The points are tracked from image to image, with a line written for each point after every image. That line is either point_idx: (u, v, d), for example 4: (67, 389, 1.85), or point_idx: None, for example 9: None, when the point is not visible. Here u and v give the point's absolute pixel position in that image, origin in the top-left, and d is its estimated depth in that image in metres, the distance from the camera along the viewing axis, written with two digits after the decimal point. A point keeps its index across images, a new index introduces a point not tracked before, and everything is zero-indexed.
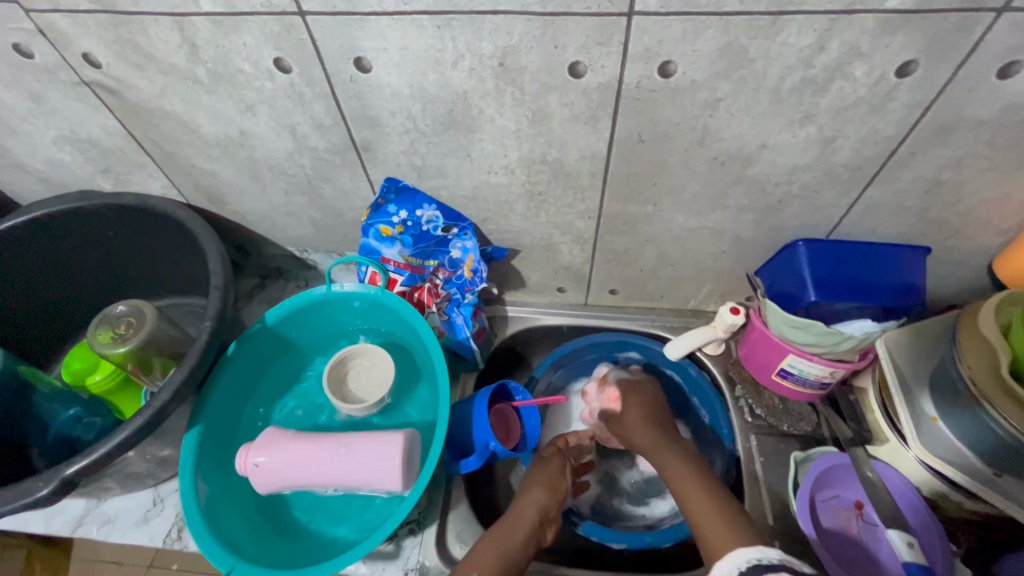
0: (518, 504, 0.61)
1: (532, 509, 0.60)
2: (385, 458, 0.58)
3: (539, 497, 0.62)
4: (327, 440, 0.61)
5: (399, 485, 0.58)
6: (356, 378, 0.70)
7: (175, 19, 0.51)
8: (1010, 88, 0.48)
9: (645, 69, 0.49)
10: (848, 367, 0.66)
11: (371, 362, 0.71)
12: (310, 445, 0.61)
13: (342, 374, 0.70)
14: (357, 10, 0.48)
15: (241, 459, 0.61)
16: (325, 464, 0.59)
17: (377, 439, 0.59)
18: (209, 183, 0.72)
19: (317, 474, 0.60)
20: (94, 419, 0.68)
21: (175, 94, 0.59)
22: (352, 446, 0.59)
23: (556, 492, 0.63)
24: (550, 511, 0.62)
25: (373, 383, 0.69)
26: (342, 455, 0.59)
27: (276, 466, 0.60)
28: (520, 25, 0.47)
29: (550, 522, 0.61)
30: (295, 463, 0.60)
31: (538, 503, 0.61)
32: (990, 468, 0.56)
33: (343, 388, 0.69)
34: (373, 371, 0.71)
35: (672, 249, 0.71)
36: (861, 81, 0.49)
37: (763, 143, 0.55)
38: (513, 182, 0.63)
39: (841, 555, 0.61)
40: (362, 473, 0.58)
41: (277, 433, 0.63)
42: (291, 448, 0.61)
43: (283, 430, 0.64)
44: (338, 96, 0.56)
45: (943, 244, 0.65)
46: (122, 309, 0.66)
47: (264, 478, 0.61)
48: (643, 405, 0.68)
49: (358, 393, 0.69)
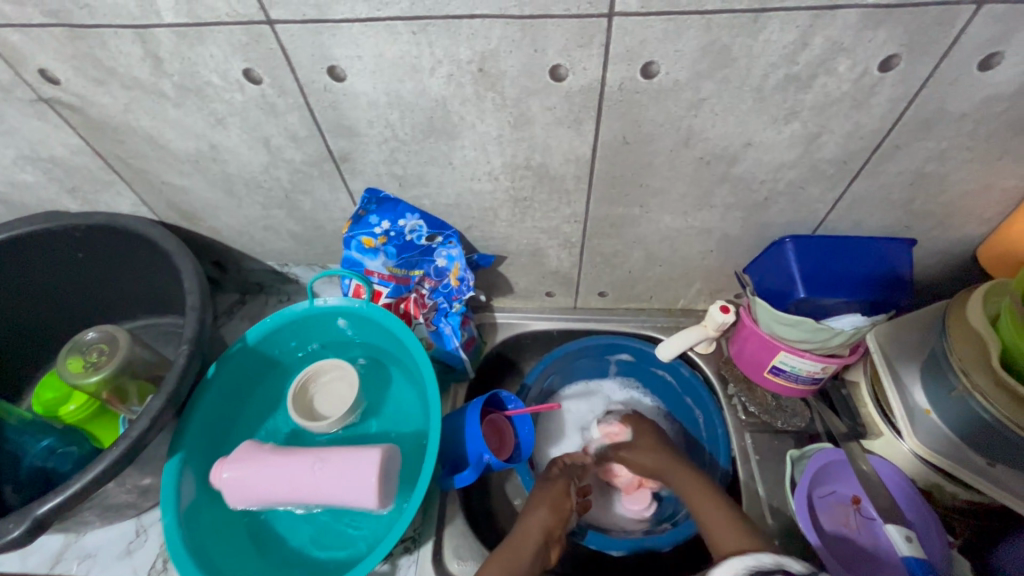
0: (521, 523, 0.62)
1: (535, 529, 0.60)
2: (360, 474, 0.56)
3: (542, 516, 0.61)
4: (305, 454, 0.59)
5: (374, 503, 0.56)
6: (321, 398, 0.68)
7: (136, 31, 0.48)
8: (991, 80, 0.48)
9: (628, 70, 0.48)
10: (840, 362, 0.66)
11: (330, 379, 0.69)
12: (285, 460, 0.59)
13: (306, 398, 0.67)
14: (327, 18, 0.46)
15: (215, 476, 0.60)
16: (300, 480, 0.57)
17: (354, 454, 0.57)
18: (181, 200, 0.69)
19: (291, 490, 0.58)
20: (70, 448, 0.65)
21: (140, 109, 0.56)
22: (328, 461, 0.57)
23: (561, 513, 0.62)
24: (554, 531, 0.61)
25: (343, 392, 0.68)
26: (317, 471, 0.57)
27: (254, 482, 0.58)
28: (499, 28, 0.46)
29: (555, 541, 0.61)
30: (271, 480, 0.58)
31: (541, 524, 0.61)
32: (983, 458, 0.56)
33: (317, 415, 0.66)
34: (336, 386, 0.69)
35: (659, 250, 0.71)
36: (845, 76, 0.48)
37: (748, 141, 0.55)
38: (496, 188, 0.62)
39: (840, 552, 0.61)
40: (336, 490, 0.56)
41: (254, 447, 0.61)
42: (268, 464, 0.59)
43: (260, 444, 0.62)
44: (312, 107, 0.54)
45: (927, 236, 0.65)
46: (93, 336, 0.63)
47: (242, 494, 0.59)
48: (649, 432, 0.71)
49: (333, 409, 0.67)
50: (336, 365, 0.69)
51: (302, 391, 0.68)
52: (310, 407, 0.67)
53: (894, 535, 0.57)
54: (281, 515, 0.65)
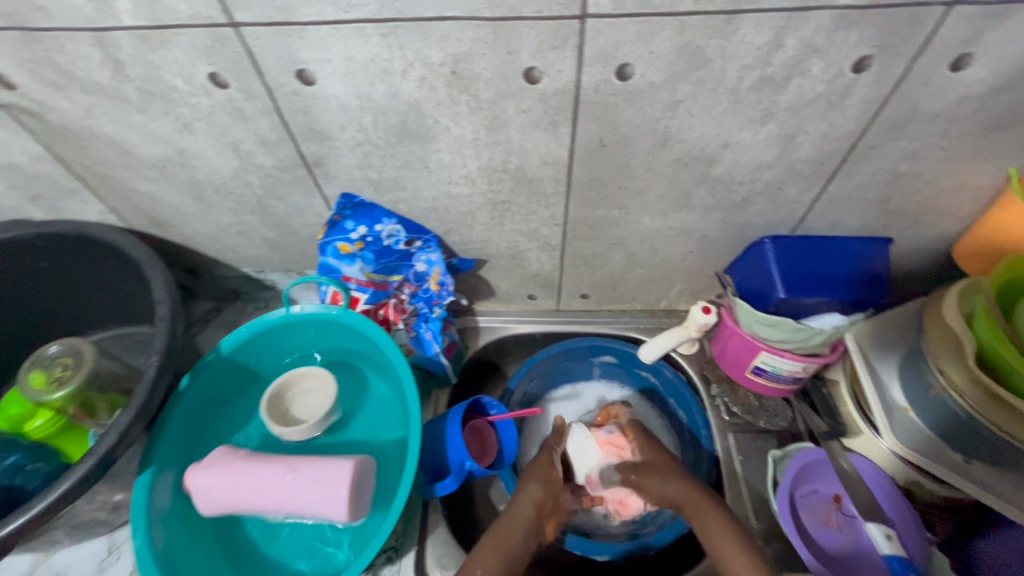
0: (514, 501, 0.60)
1: (528, 505, 0.59)
2: (333, 486, 0.55)
3: (535, 493, 0.60)
4: (277, 463, 0.58)
5: (345, 516, 0.55)
6: (293, 407, 0.67)
7: (94, 34, 0.47)
8: (962, 81, 0.48)
9: (602, 72, 0.48)
10: (820, 361, 0.66)
11: (302, 389, 0.68)
12: (256, 468, 0.57)
13: (280, 409, 0.66)
14: (294, 20, 0.45)
15: (187, 479, 0.58)
16: (271, 491, 0.56)
17: (327, 464, 0.56)
18: (150, 206, 0.67)
19: (262, 499, 0.57)
20: (38, 465, 0.61)
21: (102, 114, 0.54)
22: (301, 471, 0.56)
23: (552, 487, 0.62)
24: (547, 504, 0.60)
25: (318, 396, 0.67)
26: (289, 482, 0.56)
27: (227, 488, 0.57)
28: (470, 31, 0.45)
29: (548, 515, 0.60)
30: (242, 489, 0.57)
31: (534, 499, 0.60)
32: (958, 453, 0.57)
33: (296, 421, 0.65)
34: (308, 392, 0.68)
35: (640, 251, 0.70)
36: (819, 77, 0.48)
37: (724, 143, 0.54)
38: (474, 192, 0.61)
39: (819, 551, 0.61)
40: (306, 501, 0.55)
41: (228, 454, 0.60)
42: (241, 469, 0.58)
43: (234, 450, 0.61)
44: (282, 111, 0.53)
45: (903, 234, 0.65)
46: (55, 350, 0.62)
47: (212, 500, 0.58)
48: (661, 453, 0.63)
49: (310, 416, 0.65)
50: (304, 372, 0.67)
51: (274, 404, 0.66)
52: (286, 420, 0.65)
53: (875, 534, 0.58)
54: (259, 527, 0.64)
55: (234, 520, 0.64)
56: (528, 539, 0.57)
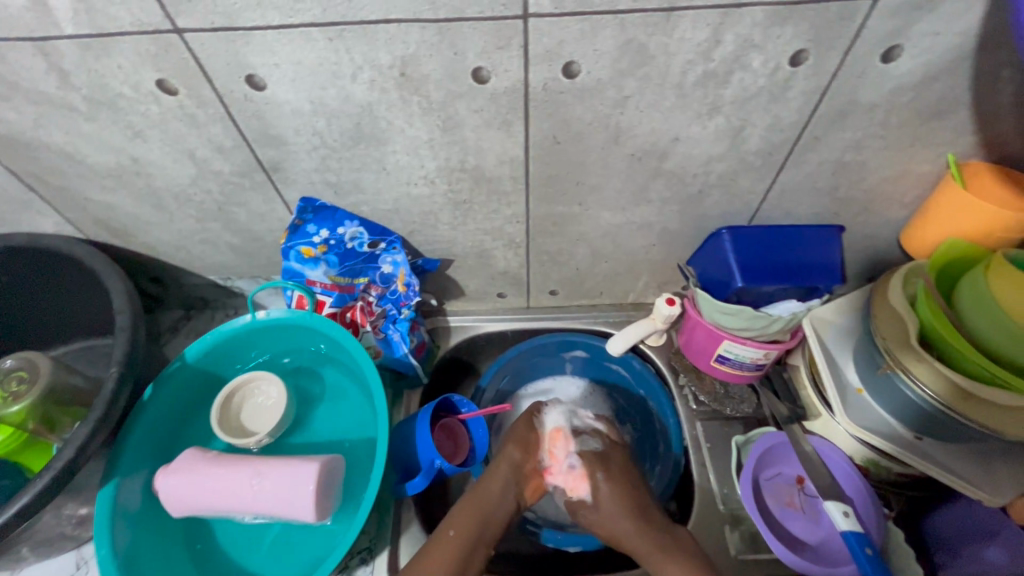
0: (492, 466, 0.62)
1: (504, 466, 0.61)
2: (298, 489, 0.55)
3: (512, 456, 0.62)
4: (242, 467, 0.57)
5: (313, 516, 0.55)
6: (247, 423, 0.66)
7: (36, 44, 0.46)
8: (894, 72, 0.50)
9: (549, 70, 0.49)
10: (781, 347, 0.67)
11: (240, 410, 0.66)
12: (223, 472, 0.57)
13: (241, 430, 0.65)
14: (238, 25, 0.45)
15: (156, 482, 0.58)
16: (239, 494, 0.56)
17: (292, 467, 0.56)
18: (108, 216, 0.66)
19: (229, 503, 0.56)
20: (2, 482, 0.62)
21: (51, 124, 0.54)
22: (266, 474, 0.56)
23: (530, 450, 0.62)
24: (526, 467, 0.61)
25: (258, 400, 0.67)
26: (255, 486, 0.56)
27: (195, 491, 0.57)
28: (416, 33, 0.45)
29: (527, 477, 0.61)
30: (210, 492, 0.57)
31: (510, 463, 0.61)
32: (911, 432, 0.59)
33: (258, 424, 0.65)
34: (247, 405, 0.67)
35: (603, 246, 0.71)
36: (759, 71, 0.49)
37: (675, 137, 0.56)
38: (434, 192, 0.62)
39: (783, 531, 0.63)
40: (274, 503, 0.55)
41: (193, 456, 0.59)
42: (208, 472, 0.57)
43: (203, 452, 0.60)
44: (235, 117, 0.53)
45: (855, 221, 0.67)
46: (11, 364, 0.61)
47: (180, 501, 0.57)
48: (625, 491, 0.60)
49: (268, 414, 0.66)
50: (218, 399, 0.65)
51: (229, 433, 0.64)
52: (257, 426, 0.65)
53: (832, 510, 0.58)
54: (230, 535, 0.64)
55: (203, 529, 0.64)
56: (502, 501, 0.59)
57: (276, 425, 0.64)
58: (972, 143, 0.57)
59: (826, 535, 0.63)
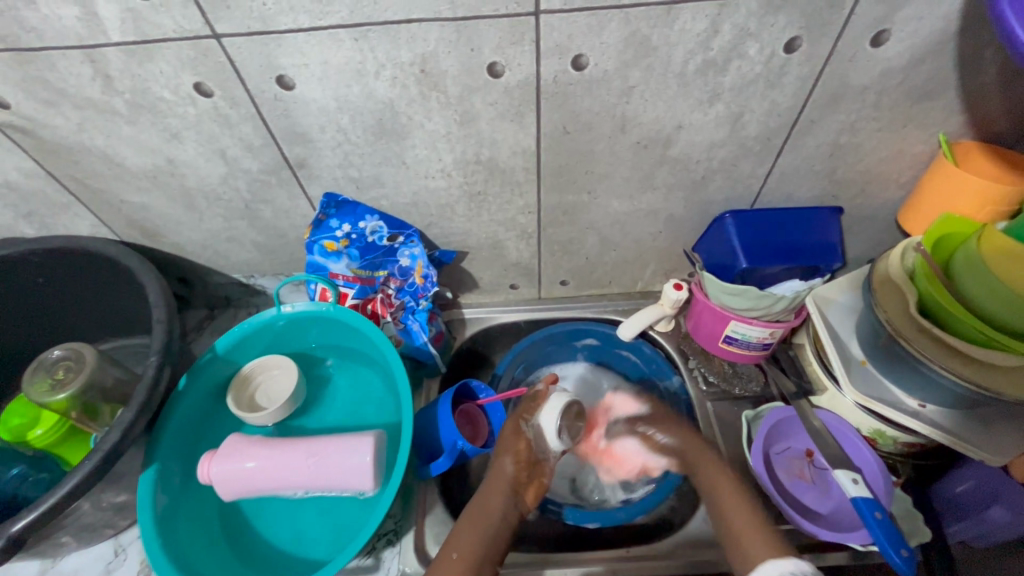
0: (487, 483, 0.63)
1: (501, 482, 0.63)
2: (355, 460, 0.60)
3: (505, 469, 0.63)
4: (298, 448, 0.62)
5: (370, 484, 0.61)
6: (267, 400, 0.70)
7: (85, 51, 0.50)
8: (884, 55, 0.53)
9: (559, 63, 0.52)
10: (786, 326, 0.70)
11: (252, 398, 0.70)
12: (280, 455, 0.62)
13: (263, 407, 0.69)
14: (272, 29, 0.48)
15: (204, 471, 0.62)
16: (298, 472, 0.61)
17: (346, 445, 0.62)
18: (142, 217, 0.70)
19: (289, 481, 0.62)
20: (42, 474, 0.63)
21: (93, 128, 0.58)
22: (322, 454, 0.61)
23: (522, 461, 0.64)
24: (521, 477, 0.64)
25: (269, 385, 0.71)
26: (313, 462, 0.61)
27: (251, 474, 0.61)
28: (435, 31, 0.49)
29: (525, 486, 0.64)
30: (268, 475, 0.61)
31: (505, 477, 0.63)
32: (915, 400, 0.61)
33: (271, 400, 0.70)
34: (262, 388, 0.71)
35: (612, 234, 0.74)
36: (756, 59, 0.53)
37: (679, 124, 0.59)
38: (450, 184, 0.65)
39: (794, 502, 0.65)
40: (333, 474, 0.61)
41: (240, 441, 0.64)
42: (263, 454, 0.62)
43: (245, 437, 0.65)
44: (265, 116, 0.56)
45: (852, 204, 0.71)
46: (58, 354, 0.65)
47: (237, 485, 0.62)
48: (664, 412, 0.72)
49: (278, 390, 0.70)
50: (231, 406, 0.67)
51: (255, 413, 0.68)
52: (280, 391, 0.70)
53: (843, 479, 0.61)
54: (261, 517, 0.66)
55: (237, 515, 0.67)
56: (505, 517, 0.61)
57: (296, 386, 0.70)
58: (962, 123, 0.60)
59: (837, 505, 0.65)
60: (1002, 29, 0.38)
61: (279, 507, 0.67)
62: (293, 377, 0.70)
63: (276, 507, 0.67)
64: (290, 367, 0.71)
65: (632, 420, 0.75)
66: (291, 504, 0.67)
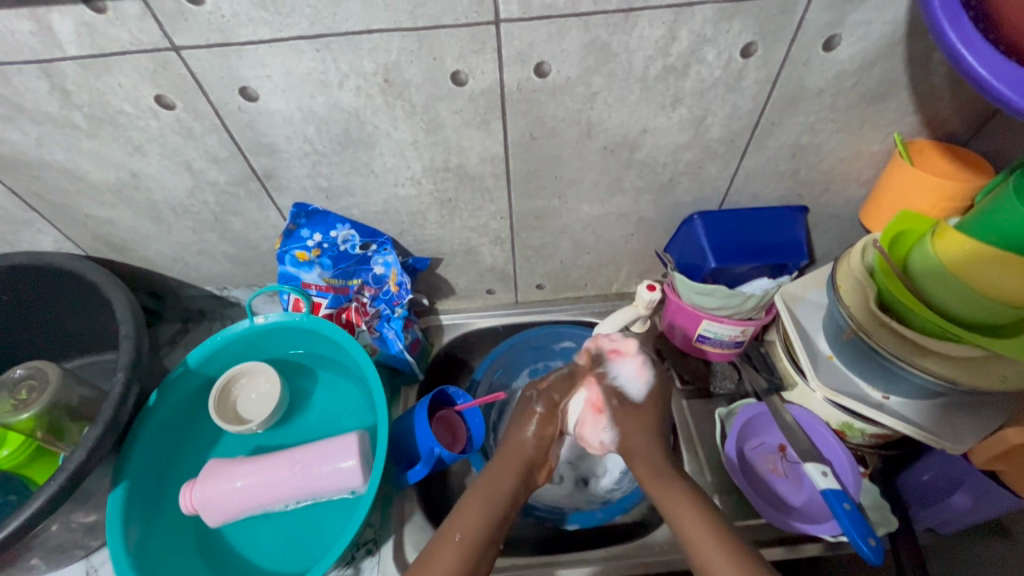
0: (500, 458, 0.59)
1: (517, 461, 0.58)
2: (340, 461, 0.61)
3: (524, 444, 0.59)
4: (282, 460, 0.62)
5: (357, 482, 0.61)
6: (250, 409, 0.70)
7: (40, 65, 0.49)
8: (837, 58, 0.55)
9: (522, 71, 0.53)
10: (757, 324, 0.72)
11: (236, 411, 0.70)
12: (264, 468, 0.62)
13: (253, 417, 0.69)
14: (232, 41, 0.48)
15: (188, 498, 0.61)
16: (284, 482, 0.61)
17: (329, 448, 0.62)
18: (108, 232, 0.69)
19: (276, 493, 0.61)
20: (8, 497, 0.63)
21: (53, 143, 0.57)
22: (307, 461, 0.62)
23: (544, 440, 0.59)
24: (538, 459, 0.59)
25: (246, 397, 0.71)
26: (299, 470, 0.61)
27: (236, 489, 0.61)
28: (397, 41, 0.49)
29: (540, 467, 0.59)
30: (253, 489, 0.61)
31: (523, 454, 0.58)
32: (878, 393, 0.63)
33: (254, 409, 0.69)
34: (241, 401, 0.70)
35: (585, 238, 0.75)
36: (714, 64, 0.54)
37: (643, 128, 0.60)
38: (421, 192, 0.65)
39: (772, 498, 0.67)
40: (320, 480, 0.61)
41: (222, 464, 0.63)
42: (247, 470, 0.62)
43: (226, 460, 0.64)
44: (229, 128, 0.56)
45: (817, 203, 0.72)
46: (21, 373, 0.64)
47: (222, 505, 0.61)
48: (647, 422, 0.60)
49: (256, 397, 0.71)
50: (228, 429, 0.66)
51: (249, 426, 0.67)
52: (259, 397, 0.71)
53: (811, 472, 0.62)
54: (234, 533, 0.65)
55: (212, 533, 0.66)
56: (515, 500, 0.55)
57: (276, 386, 0.70)
58: (915, 123, 0.62)
59: (809, 496, 0.66)
60: (955, 60, 0.40)
61: (252, 522, 0.66)
62: (269, 378, 0.71)
63: (248, 522, 0.66)
64: (258, 369, 0.71)
65: (624, 394, 0.61)
66: (264, 520, 0.66)
